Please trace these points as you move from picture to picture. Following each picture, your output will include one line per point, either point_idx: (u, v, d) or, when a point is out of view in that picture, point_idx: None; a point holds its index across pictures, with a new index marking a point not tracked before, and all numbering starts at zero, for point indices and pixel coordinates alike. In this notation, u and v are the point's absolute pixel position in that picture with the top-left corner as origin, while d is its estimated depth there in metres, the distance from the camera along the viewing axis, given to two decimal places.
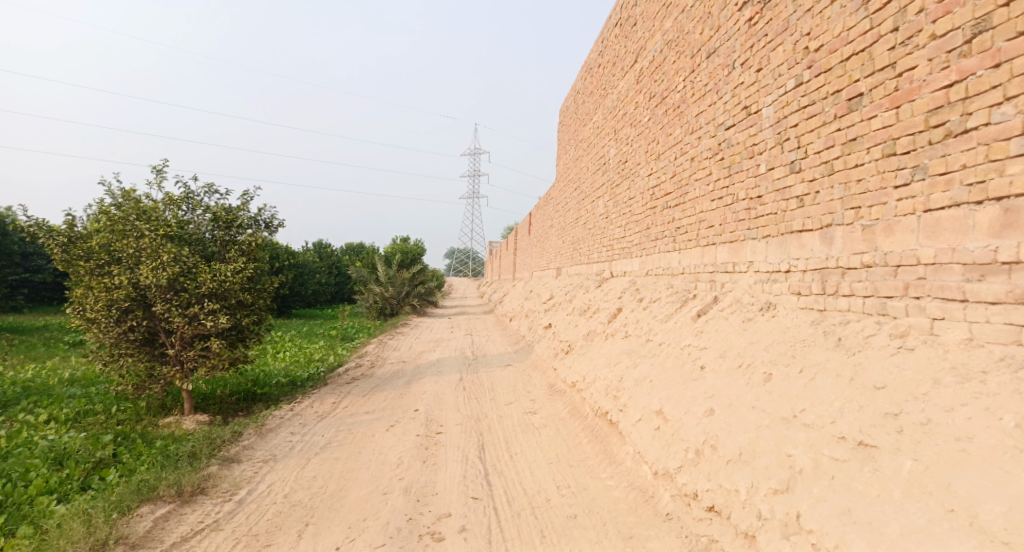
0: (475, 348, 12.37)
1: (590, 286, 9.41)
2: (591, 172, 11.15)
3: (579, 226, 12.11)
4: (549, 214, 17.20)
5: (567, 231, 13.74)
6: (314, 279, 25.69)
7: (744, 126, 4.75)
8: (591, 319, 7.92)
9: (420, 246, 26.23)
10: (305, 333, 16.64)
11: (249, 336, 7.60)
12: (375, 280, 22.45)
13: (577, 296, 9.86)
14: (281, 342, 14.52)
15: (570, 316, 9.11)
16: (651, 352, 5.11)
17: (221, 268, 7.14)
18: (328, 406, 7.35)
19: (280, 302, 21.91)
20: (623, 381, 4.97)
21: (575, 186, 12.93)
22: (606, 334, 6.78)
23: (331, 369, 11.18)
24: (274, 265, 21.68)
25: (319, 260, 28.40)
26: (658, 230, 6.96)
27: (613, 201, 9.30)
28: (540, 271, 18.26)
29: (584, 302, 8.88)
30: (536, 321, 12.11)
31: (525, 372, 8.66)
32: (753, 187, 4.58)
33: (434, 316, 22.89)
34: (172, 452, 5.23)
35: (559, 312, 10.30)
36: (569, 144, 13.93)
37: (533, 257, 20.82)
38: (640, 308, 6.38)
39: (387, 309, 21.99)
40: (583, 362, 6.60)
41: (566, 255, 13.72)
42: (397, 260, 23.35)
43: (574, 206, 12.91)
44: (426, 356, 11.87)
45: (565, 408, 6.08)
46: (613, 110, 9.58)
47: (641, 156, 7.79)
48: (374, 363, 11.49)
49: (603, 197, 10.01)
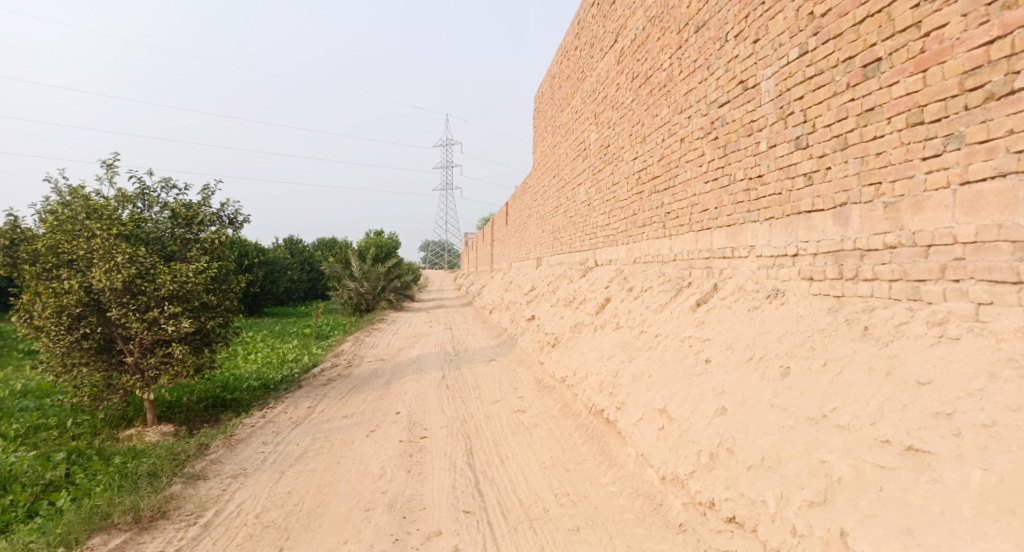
0: (456, 343, 12.00)
1: (574, 276, 9.10)
2: (570, 158, 10.81)
3: (559, 214, 11.78)
4: (526, 203, 16.84)
5: (547, 220, 13.42)
6: (286, 277, 24.99)
7: (740, 102, 4.46)
8: (577, 310, 7.61)
9: (395, 240, 25.69)
10: (278, 332, 16.08)
11: (215, 340, 7.12)
12: (349, 275, 21.88)
13: (561, 287, 9.54)
14: (253, 343, 13.98)
15: (554, 307, 8.79)
16: (647, 345, 4.81)
17: (182, 268, 6.65)
18: (303, 411, 6.92)
19: (251, 301, 21.22)
20: (619, 377, 4.66)
21: (553, 173, 12.59)
22: (595, 326, 6.47)
23: (305, 370, 10.71)
24: (244, 263, 20.97)
25: (291, 256, 27.68)
26: (646, 216, 6.65)
27: (595, 187, 8.99)
28: (520, 262, 17.92)
29: (569, 293, 8.56)
30: (518, 313, 11.77)
31: (510, 367, 8.32)
32: (753, 166, 4.28)
33: (411, 310, 22.43)
34: (132, 471, 4.80)
35: (542, 304, 9.97)
36: (546, 130, 13.58)
37: (511, 248, 20.46)
38: (631, 298, 6.08)
39: (363, 305, 21.47)
40: (571, 356, 6.28)
41: (546, 245, 13.39)
42: (371, 255, 22.79)
43: (553, 194, 12.57)
44: (405, 353, 11.46)
45: (555, 406, 5.77)
46: (592, 92, 9.25)
47: (625, 140, 7.48)
48: (351, 362, 11.04)
49: (584, 183, 9.69)
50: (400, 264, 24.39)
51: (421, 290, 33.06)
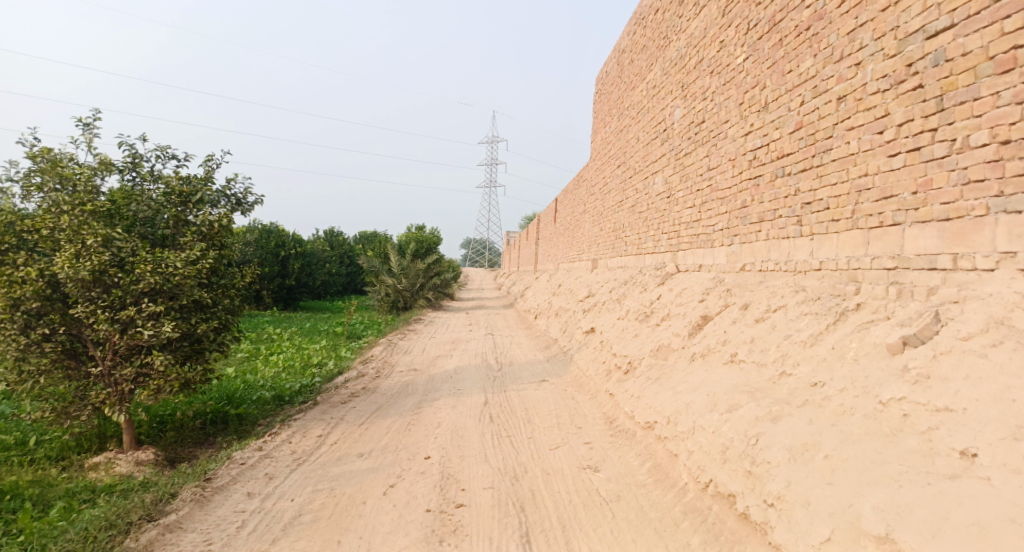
0: (499, 354, 10.50)
1: (648, 283, 7.49)
2: (643, 144, 9.20)
3: (625, 209, 10.18)
4: (581, 198, 15.24)
5: (607, 217, 11.80)
6: (322, 270, 24.06)
7: (986, 21, 2.82)
8: (658, 328, 6.01)
9: (436, 235, 24.41)
10: (306, 330, 14.87)
11: (209, 348, 5.72)
12: (387, 271, 20.71)
13: (629, 296, 7.95)
14: (277, 343, 12.76)
15: (623, 322, 7.20)
16: (800, 398, 3.18)
17: (168, 256, 5.28)
18: (310, 445, 5.49)
19: (285, 294, 20.28)
20: (758, 446, 3.05)
21: (619, 163, 10.97)
22: (693, 354, 4.87)
23: (327, 380, 9.36)
24: (279, 254, 20.04)
25: (329, 249, 26.70)
26: (767, 208, 4.97)
27: (681, 178, 7.35)
28: (571, 263, 16.32)
29: (643, 304, 6.96)
30: (572, 322, 10.21)
31: (569, 393, 6.77)
32: (1017, 121, 2.66)
33: (451, 310, 21.07)
34: (53, 541, 3.44)
35: (606, 315, 8.38)
36: (610, 114, 11.96)
37: (560, 248, 18.87)
38: (746, 320, 4.45)
39: (400, 303, 20.26)
40: (661, 394, 4.69)
41: (605, 245, 11.78)
42: (411, 250, 21.56)
43: (618, 187, 10.96)
44: (442, 363, 10.02)
45: (640, 465, 4.21)
46: (678, 60, 7.63)
47: (733, 110, 5.79)
48: (379, 371, 9.66)
49: (664, 173, 8.05)
50: (440, 260, 23.08)
51: (462, 289, 31.74)
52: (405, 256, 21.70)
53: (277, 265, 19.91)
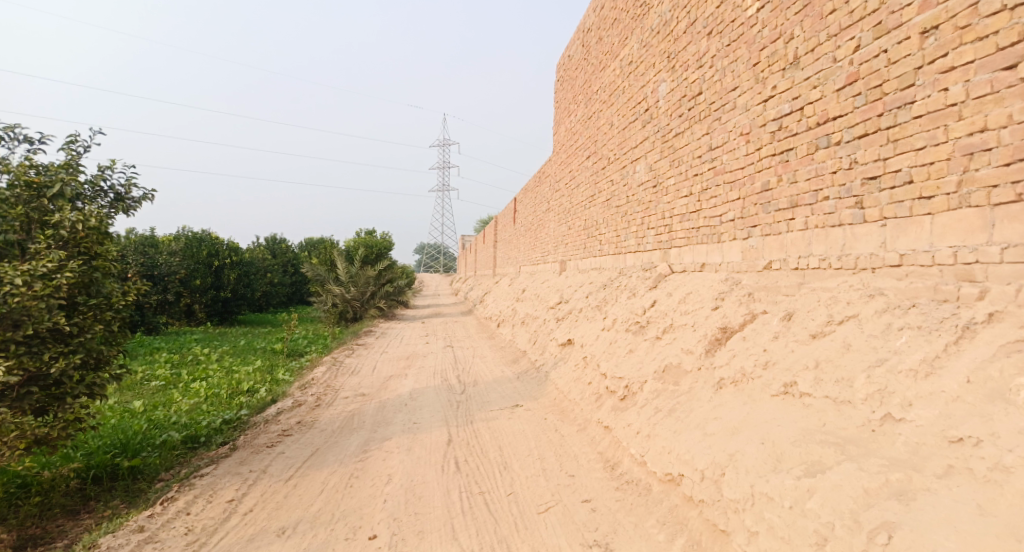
0: (460, 372, 9.24)
1: (635, 287, 6.42)
2: (618, 129, 8.16)
3: (599, 205, 9.11)
4: (544, 196, 14.14)
5: (575, 215, 10.74)
6: (263, 280, 22.22)
7: None
8: (660, 344, 4.93)
9: (387, 240, 22.93)
10: (240, 349, 13.21)
11: (73, 393, 4.25)
12: (335, 279, 19.13)
13: (612, 302, 6.86)
14: (203, 367, 11.12)
15: (610, 334, 6.08)
16: (934, 462, 2.12)
17: (4, 270, 3.90)
18: (215, 517, 4.13)
19: (221, 307, 18.46)
20: (891, 548, 1.96)
21: (588, 154, 9.91)
22: (718, 379, 3.79)
23: (257, 411, 7.90)
24: (213, 264, 18.16)
25: (272, 258, 24.83)
26: (801, 189, 3.91)
27: (670, 164, 6.28)
28: (533, 266, 15.20)
29: (633, 313, 5.86)
30: (543, 333, 9.06)
31: (549, 423, 5.60)
32: None
33: (405, 319, 19.65)
34: None
35: (585, 325, 7.27)
36: (576, 101, 10.90)
37: (520, 249, 17.73)
38: (793, 335, 3.38)
39: (349, 314, 18.73)
40: (684, 435, 3.58)
41: (575, 245, 10.70)
42: (360, 257, 20.04)
43: (587, 180, 9.89)
44: (394, 385, 8.70)
45: (668, 542, 3.07)
46: (661, 27, 6.59)
47: (744, 73, 4.72)
48: (320, 398, 8.26)
49: (647, 160, 6.98)
50: (392, 266, 21.61)
51: (416, 296, 30.24)
52: (354, 262, 20.14)
53: (211, 276, 18.07)
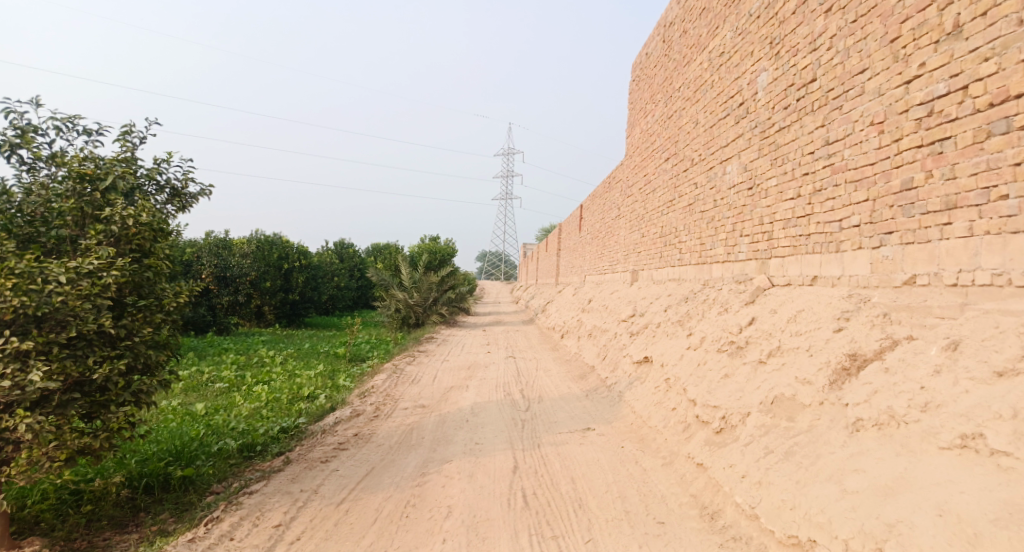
0: (525, 386, 8.70)
1: (727, 302, 5.70)
2: (705, 128, 7.47)
3: (680, 211, 8.41)
4: (614, 202, 13.48)
5: (651, 221, 10.06)
6: (329, 284, 22.47)
7: None
8: (764, 370, 4.24)
9: (451, 246, 22.76)
10: (304, 353, 13.14)
11: (118, 400, 3.96)
12: (398, 284, 19.04)
13: (698, 318, 6.17)
14: (266, 369, 11.04)
15: (698, 355, 5.41)
16: None
17: (48, 265, 3.63)
18: (258, 546, 3.75)
19: (288, 309, 18.66)
20: None
21: (667, 156, 9.23)
22: (854, 421, 3.04)
23: (315, 420, 7.62)
24: (282, 266, 18.41)
25: (339, 262, 25.15)
26: (963, 186, 3.20)
27: (771, 163, 5.57)
28: (601, 275, 14.51)
29: (728, 332, 5.17)
30: (614, 348, 8.41)
31: (629, 453, 4.98)
32: None
33: (466, 327, 19.30)
34: None
35: (665, 342, 6.60)
36: (654, 100, 10.23)
37: (587, 257, 17.06)
38: (964, 370, 2.65)
39: (411, 320, 18.55)
40: (812, 488, 2.91)
41: (649, 254, 9.99)
42: (423, 262, 19.86)
43: (666, 184, 9.20)
44: (456, 397, 8.25)
45: None
46: (762, 10, 5.89)
47: (875, 52, 3.99)
48: (379, 408, 7.91)
49: (741, 159, 6.28)
50: (455, 272, 21.35)
51: (477, 303, 29.95)
52: (417, 268, 19.99)
53: (280, 279, 18.29)
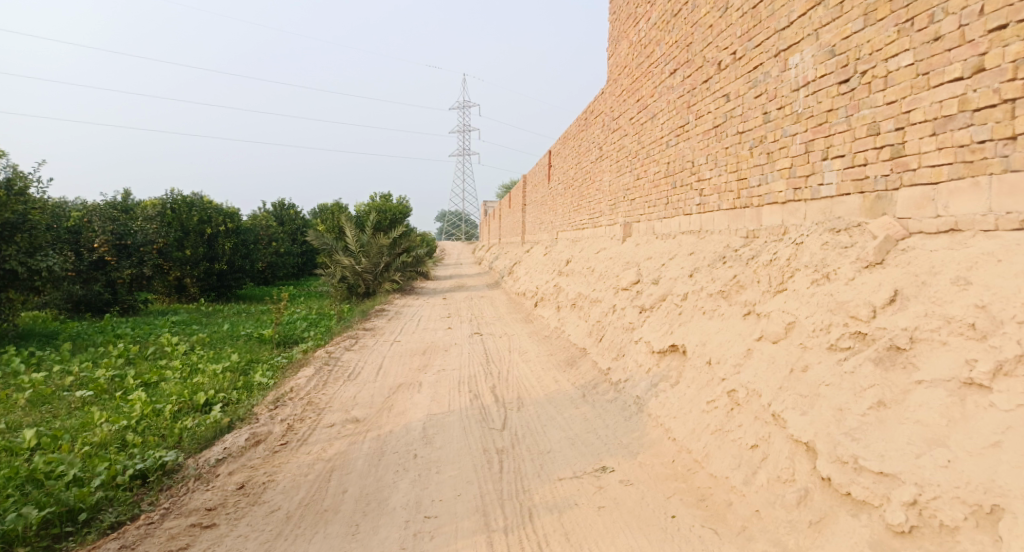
0: (496, 381, 6.52)
1: (818, 264, 3.56)
2: (744, 12, 5.25)
3: (699, 137, 6.20)
4: (594, 140, 11.24)
5: (650, 158, 7.88)
6: (266, 251, 19.66)
7: None
8: (985, 407, 2.22)
9: (404, 204, 20.19)
10: (219, 337, 10.62)
11: None
12: (344, 249, 16.51)
13: (759, 291, 4.04)
14: (160, 365, 8.53)
15: (788, 356, 3.30)
16: None
17: None
18: None
19: (216, 281, 15.97)
20: None
21: (674, 68, 6.98)
22: None
23: (195, 453, 5.27)
24: (205, 232, 15.61)
25: (276, 225, 22.25)
26: None
27: (894, 31, 3.40)
28: (578, 230, 12.31)
29: (846, 319, 3.06)
30: (614, 327, 6.28)
31: (691, 537, 2.87)
32: None
33: (424, 294, 16.96)
34: None
35: (706, 325, 4.50)
36: (649, 1, 7.91)
37: (559, 211, 14.80)
38: None
39: (360, 289, 16.11)
40: None
41: (649, 201, 7.86)
42: (371, 223, 17.32)
43: (673, 105, 6.99)
44: (403, 403, 6.02)
45: None
46: None
47: None
48: (291, 426, 5.62)
49: (822, 38, 4.08)
50: (408, 233, 18.85)
51: (436, 266, 27.44)
52: (365, 229, 17.41)
53: (203, 246, 15.53)
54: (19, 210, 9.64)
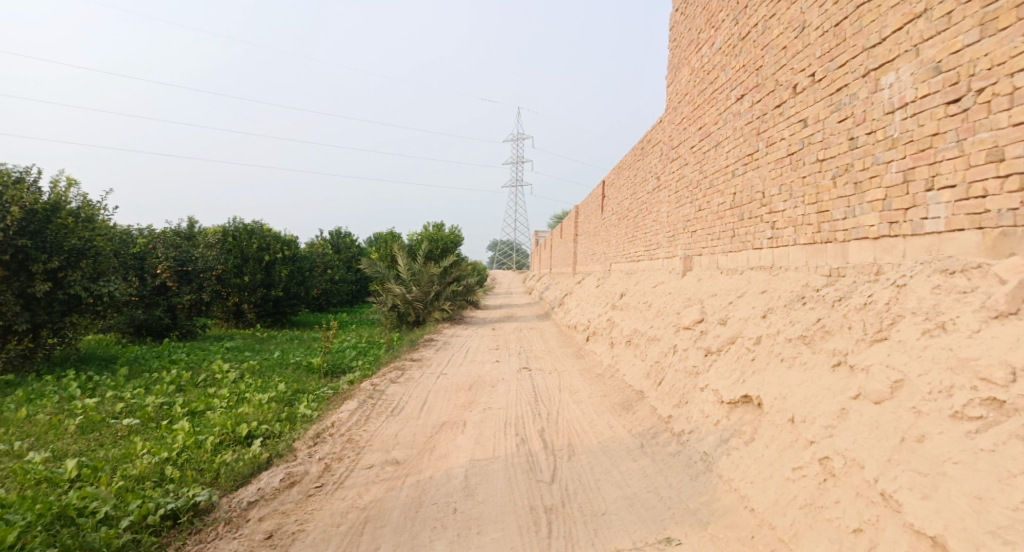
0: (546, 423, 6.08)
1: (928, 311, 3.02)
2: (825, 29, 4.78)
3: (770, 166, 5.70)
4: (651, 169, 10.81)
5: (713, 188, 7.39)
6: (321, 278, 19.91)
7: None
8: None
9: (455, 232, 20.14)
10: (268, 365, 10.57)
11: None
12: (395, 277, 16.49)
13: (851, 339, 3.50)
14: (209, 393, 8.47)
15: (896, 423, 2.76)
16: None
17: None
18: None
19: (271, 308, 16.18)
20: None
21: (742, 92, 6.54)
22: None
23: (229, 493, 5.04)
24: (263, 259, 15.89)
25: (331, 252, 22.58)
26: None
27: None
28: (634, 262, 11.82)
29: (975, 382, 2.55)
30: (676, 369, 5.78)
31: None
32: None
33: (474, 324, 16.70)
34: None
35: (784, 375, 3.97)
36: (713, 24, 7.51)
37: (613, 241, 14.33)
38: None
39: (410, 317, 15.99)
40: None
41: (712, 234, 7.36)
42: (423, 251, 17.29)
43: (740, 132, 6.52)
44: (446, 445, 5.65)
45: None
46: None
47: None
48: (328, 466, 5.32)
49: (924, 54, 3.58)
50: (459, 261, 18.73)
51: (486, 294, 27.24)
52: (417, 257, 17.38)
53: (260, 272, 15.80)
54: (85, 237, 9.92)
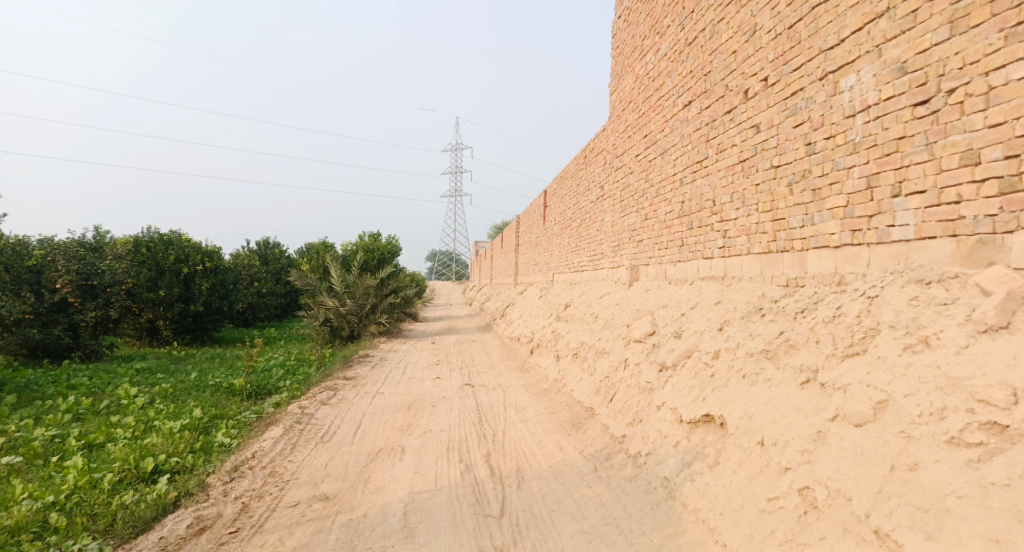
0: (491, 446, 5.65)
1: (908, 325, 2.82)
2: (777, 32, 4.64)
3: (721, 173, 5.53)
4: (594, 179, 10.64)
5: (660, 196, 7.22)
6: (247, 291, 18.75)
7: None
8: None
9: (392, 242, 19.46)
10: (184, 388, 9.64)
11: None
12: (328, 290, 15.68)
13: (821, 354, 3.27)
14: (111, 422, 7.55)
15: (884, 448, 2.51)
16: None
17: None
18: None
19: (191, 324, 15.02)
20: None
21: (689, 99, 6.39)
22: None
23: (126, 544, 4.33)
24: (182, 271, 14.75)
25: (259, 264, 21.37)
26: None
27: (1000, 37, 2.84)
28: (577, 272, 11.60)
29: (971, 404, 2.34)
30: (627, 385, 5.48)
31: None
32: None
33: (412, 338, 16.07)
34: None
35: (747, 393, 3.72)
36: (658, 30, 7.38)
37: (555, 251, 14.10)
38: None
39: (344, 332, 15.19)
40: None
41: (659, 243, 7.18)
42: (358, 263, 16.54)
43: (688, 139, 6.36)
44: (382, 475, 5.12)
45: None
46: None
47: None
48: (246, 505, 4.69)
49: (888, 55, 3.45)
50: (396, 273, 18.07)
51: (424, 306, 26.54)
52: (351, 269, 16.62)
53: (179, 286, 14.64)
54: None
